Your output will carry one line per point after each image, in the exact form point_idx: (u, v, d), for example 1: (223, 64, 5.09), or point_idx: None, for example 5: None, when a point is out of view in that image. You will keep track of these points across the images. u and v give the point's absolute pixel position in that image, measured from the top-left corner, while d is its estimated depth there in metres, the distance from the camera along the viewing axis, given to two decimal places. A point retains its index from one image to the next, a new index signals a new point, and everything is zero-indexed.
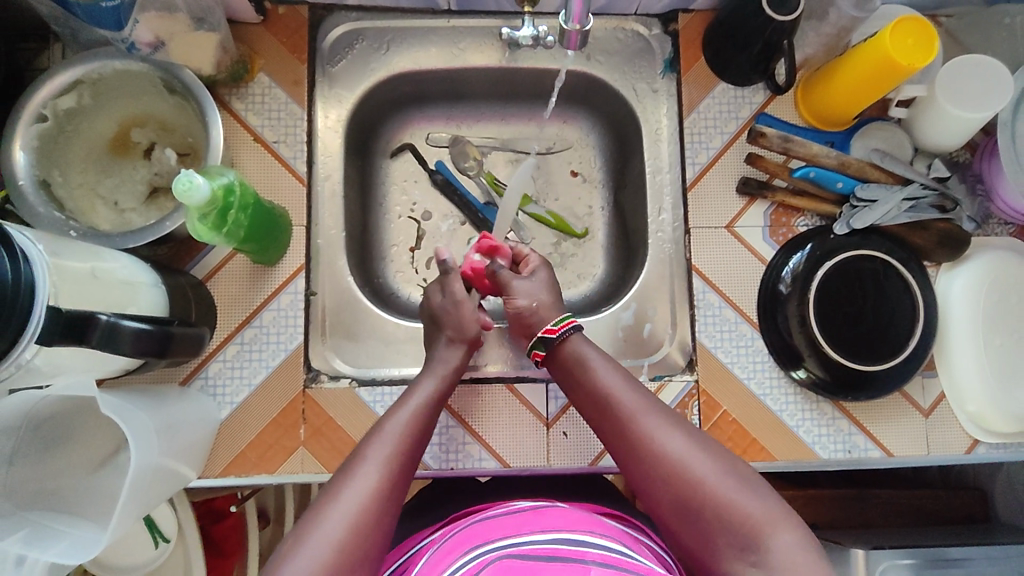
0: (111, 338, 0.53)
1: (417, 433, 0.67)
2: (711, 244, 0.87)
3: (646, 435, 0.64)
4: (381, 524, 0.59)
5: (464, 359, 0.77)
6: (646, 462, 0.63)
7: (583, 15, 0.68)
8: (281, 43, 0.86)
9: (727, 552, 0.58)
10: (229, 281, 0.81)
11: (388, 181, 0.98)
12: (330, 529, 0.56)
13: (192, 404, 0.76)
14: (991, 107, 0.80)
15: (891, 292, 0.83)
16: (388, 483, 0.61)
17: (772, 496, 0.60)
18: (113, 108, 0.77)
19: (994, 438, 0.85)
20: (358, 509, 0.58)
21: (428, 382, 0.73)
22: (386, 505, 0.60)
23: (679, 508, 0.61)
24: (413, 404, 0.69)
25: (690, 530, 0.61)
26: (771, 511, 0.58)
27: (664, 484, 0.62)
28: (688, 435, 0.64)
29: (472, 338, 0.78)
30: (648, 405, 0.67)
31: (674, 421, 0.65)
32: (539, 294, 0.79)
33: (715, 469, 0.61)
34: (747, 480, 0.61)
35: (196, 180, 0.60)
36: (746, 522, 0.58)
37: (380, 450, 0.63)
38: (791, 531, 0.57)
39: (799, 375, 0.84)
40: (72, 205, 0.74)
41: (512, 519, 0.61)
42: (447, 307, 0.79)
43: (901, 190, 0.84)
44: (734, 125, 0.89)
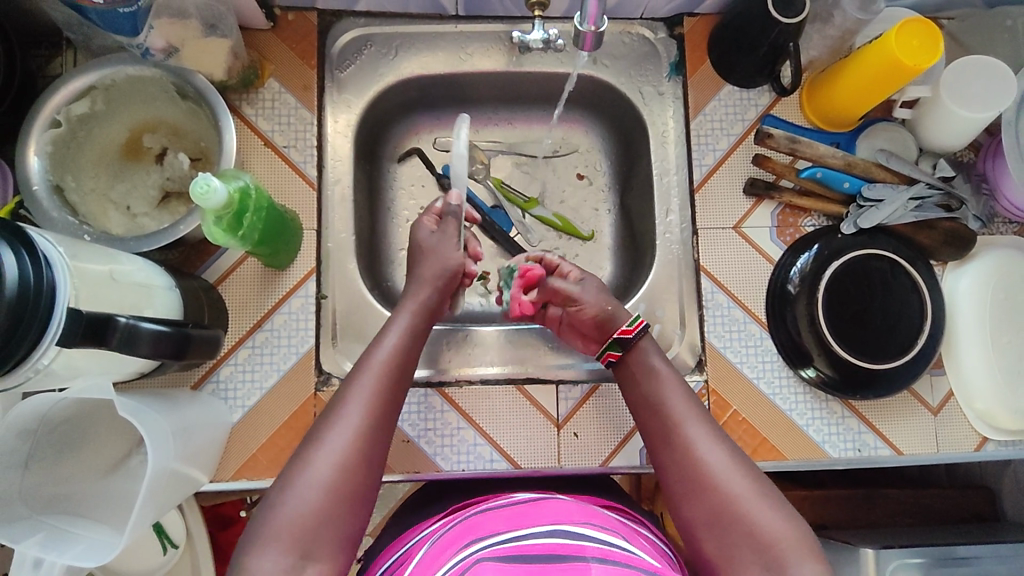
0: (129, 339, 0.53)
1: (398, 371, 0.67)
2: (719, 245, 0.88)
3: (693, 447, 0.64)
4: (369, 462, 0.61)
5: (443, 287, 0.76)
6: (685, 472, 0.64)
7: (598, 16, 0.69)
8: (291, 49, 0.87)
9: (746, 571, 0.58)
10: (240, 286, 0.82)
11: (396, 186, 0.99)
12: (317, 470, 0.58)
13: (206, 407, 0.76)
14: (995, 107, 0.80)
15: (898, 291, 0.84)
16: (370, 423, 0.62)
17: (799, 519, 0.59)
18: (126, 114, 0.78)
19: (1002, 435, 0.86)
20: (344, 453, 0.60)
21: (403, 318, 0.73)
22: (370, 448, 0.61)
23: (708, 523, 0.61)
24: (387, 343, 0.69)
25: (713, 545, 0.60)
26: (797, 536, 0.58)
27: (699, 496, 0.62)
28: (730, 451, 0.64)
29: (454, 271, 0.78)
30: (699, 417, 0.67)
31: (719, 435, 0.66)
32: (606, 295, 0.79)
33: (747, 488, 0.61)
34: (777, 501, 0.60)
35: (213, 183, 0.60)
36: (772, 544, 0.57)
37: (362, 394, 0.64)
38: (815, 561, 0.56)
39: (808, 374, 0.84)
40: (84, 210, 0.74)
41: (514, 513, 0.61)
42: (437, 244, 0.78)
43: (908, 189, 0.84)
44: (741, 127, 0.90)
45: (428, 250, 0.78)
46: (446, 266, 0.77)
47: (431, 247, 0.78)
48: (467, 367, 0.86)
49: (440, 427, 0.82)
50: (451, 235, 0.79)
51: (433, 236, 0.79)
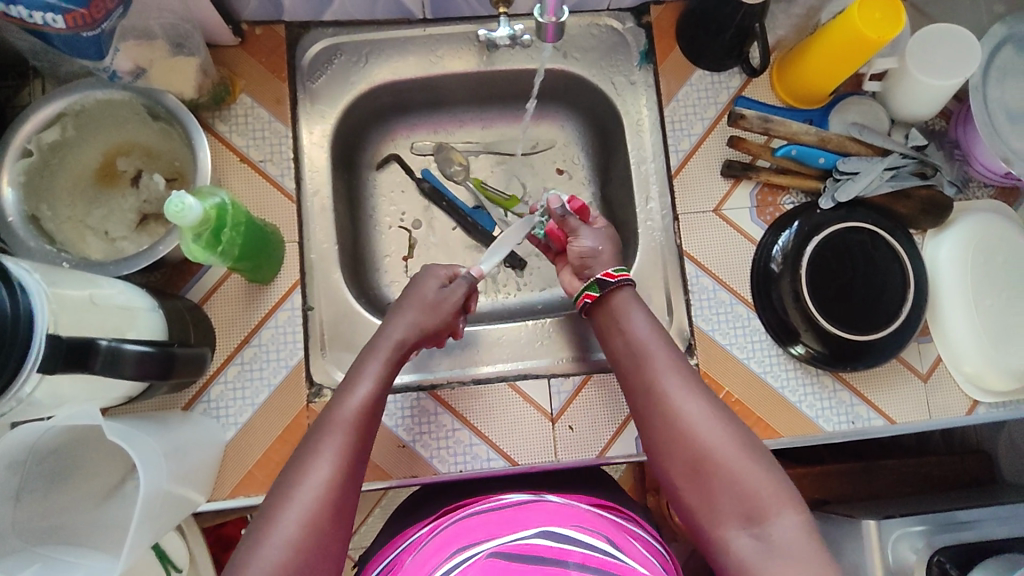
0: (112, 362, 0.53)
1: (366, 421, 0.65)
2: (701, 229, 0.88)
3: (670, 398, 0.64)
4: (340, 519, 0.58)
5: (418, 343, 0.76)
6: (664, 424, 0.64)
7: (558, 7, 0.69)
8: (260, 63, 0.87)
9: (726, 522, 0.59)
10: (225, 304, 0.81)
11: (376, 193, 0.99)
12: (284, 530, 0.55)
13: (197, 427, 0.76)
14: (961, 74, 0.81)
15: (880, 262, 0.85)
16: (340, 477, 0.60)
17: (778, 470, 0.60)
18: (98, 139, 0.78)
19: (991, 397, 0.87)
20: (312, 508, 0.57)
21: (375, 365, 0.70)
22: (340, 505, 0.59)
23: (687, 473, 0.62)
24: (360, 391, 0.67)
25: (693, 495, 0.61)
26: (778, 487, 0.59)
27: (677, 446, 0.62)
28: (709, 400, 0.64)
29: (440, 330, 0.78)
30: (678, 365, 0.67)
31: (696, 383, 0.65)
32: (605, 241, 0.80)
33: (728, 438, 0.61)
34: (756, 451, 0.61)
35: (187, 202, 0.59)
36: (751, 496, 0.58)
37: (332, 445, 0.62)
38: (795, 512, 0.58)
39: (797, 351, 0.85)
40: (62, 238, 0.74)
41: (499, 518, 0.61)
42: (437, 298, 0.78)
43: (882, 160, 0.85)
44: (714, 111, 0.90)
45: (426, 304, 0.77)
46: (434, 326, 0.77)
47: (433, 303, 0.78)
48: (484, 363, 0.87)
49: (435, 430, 0.82)
50: (460, 299, 0.79)
51: (438, 289, 0.79)
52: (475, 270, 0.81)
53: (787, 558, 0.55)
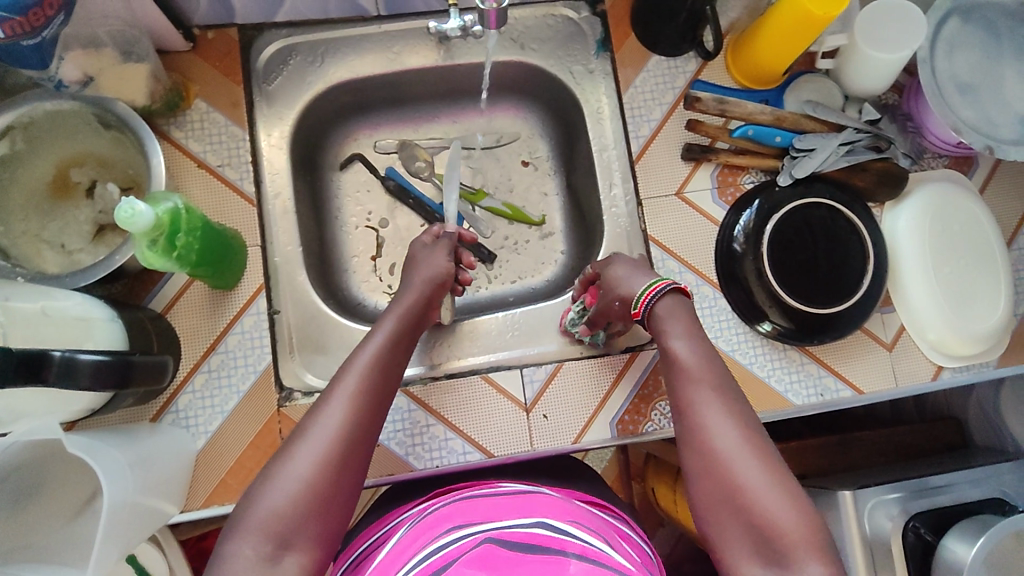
0: (67, 374, 0.53)
1: (384, 372, 0.69)
2: (664, 213, 0.89)
3: (708, 429, 0.63)
4: (353, 456, 0.61)
5: (428, 293, 0.80)
6: (697, 453, 0.63)
7: None
8: (213, 67, 0.86)
9: (747, 558, 0.58)
10: (189, 312, 0.81)
11: (342, 194, 0.99)
12: (298, 467, 0.59)
13: (166, 437, 0.75)
14: (909, 46, 0.82)
15: (840, 235, 0.86)
16: (354, 418, 0.63)
17: (810, 512, 0.58)
18: (49, 152, 0.76)
19: (956, 362, 0.89)
20: (326, 445, 0.60)
21: (389, 319, 0.75)
22: (354, 446, 0.62)
23: (716, 506, 0.61)
24: (376, 341, 0.72)
25: (716, 528, 0.60)
26: (806, 532, 0.57)
27: (709, 478, 0.61)
28: (747, 434, 0.62)
29: (442, 279, 0.81)
30: (720, 393, 0.65)
31: (737, 413, 0.64)
32: (623, 278, 0.77)
33: (761, 477, 0.60)
34: (791, 491, 0.59)
35: (138, 207, 0.58)
36: (777, 537, 0.57)
37: (347, 391, 0.65)
38: (821, 561, 0.56)
39: (765, 328, 0.86)
40: (17, 253, 0.72)
41: (503, 504, 0.62)
42: (426, 256, 0.84)
43: (836, 136, 0.86)
44: (672, 96, 0.91)
45: (419, 262, 0.83)
46: (433, 275, 0.81)
47: (422, 257, 0.84)
48: (447, 361, 0.88)
49: (409, 426, 0.82)
50: (446, 250, 0.85)
51: (426, 249, 0.85)
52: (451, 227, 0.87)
53: None
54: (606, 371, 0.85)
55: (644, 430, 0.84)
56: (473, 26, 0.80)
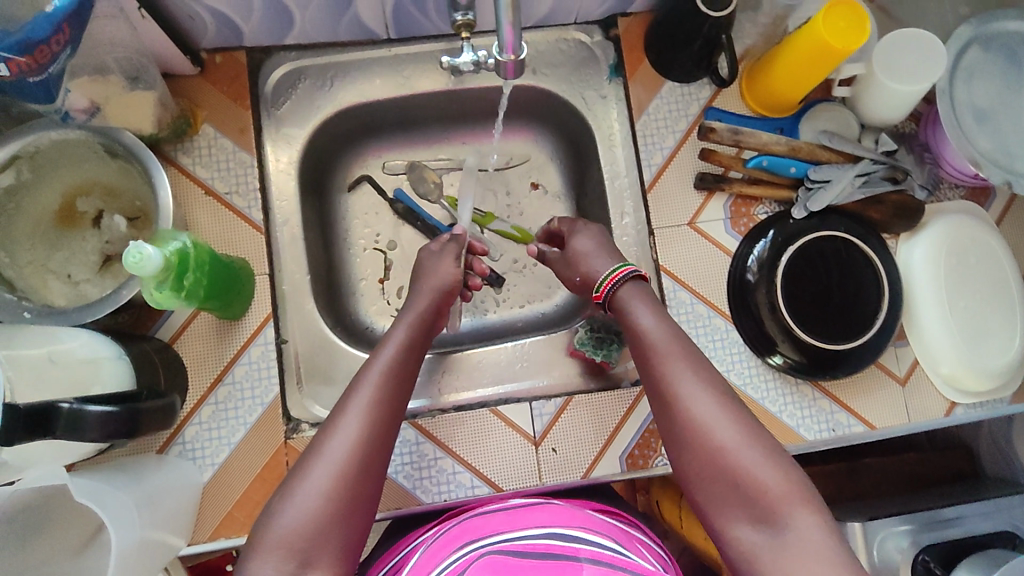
0: (75, 424, 0.52)
1: (397, 379, 0.69)
2: (676, 244, 0.88)
3: (682, 399, 0.63)
4: (372, 470, 0.62)
5: (435, 303, 0.80)
6: (675, 426, 0.63)
7: (517, 43, 0.59)
8: (221, 92, 0.84)
9: (738, 522, 0.58)
10: (197, 341, 0.80)
11: (350, 216, 0.97)
12: (315, 482, 0.59)
13: (172, 471, 0.75)
14: (930, 76, 0.81)
15: (855, 268, 0.85)
16: (371, 430, 0.63)
17: (792, 466, 0.59)
18: (56, 180, 0.75)
19: (969, 398, 0.88)
20: (345, 458, 0.61)
21: (400, 329, 0.75)
22: (369, 458, 0.62)
23: (701, 473, 0.61)
24: (388, 349, 0.72)
25: (704, 496, 0.60)
26: (791, 486, 0.57)
27: (690, 446, 0.61)
28: (722, 400, 0.63)
29: (450, 286, 0.81)
30: (691, 364, 0.65)
31: (709, 380, 0.64)
32: (585, 257, 0.80)
33: (740, 438, 0.60)
34: (771, 448, 0.60)
35: (146, 251, 0.57)
36: (763, 496, 0.57)
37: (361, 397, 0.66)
38: (810, 512, 0.56)
39: (775, 361, 0.85)
40: (23, 284, 0.72)
41: (510, 516, 0.62)
42: (434, 264, 0.84)
43: (853, 167, 0.85)
44: (685, 123, 0.90)
45: (428, 272, 0.83)
46: (443, 283, 0.81)
47: (431, 266, 0.84)
48: (452, 392, 0.87)
49: (417, 459, 0.81)
50: (453, 255, 0.84)
51: (434, 257, 0.85)
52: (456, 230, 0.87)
53: (801, 557, 0.54)
54: (616, 405, 0.84)
55: (655, 464, 0.83)
56: (488, 60, 0.68)
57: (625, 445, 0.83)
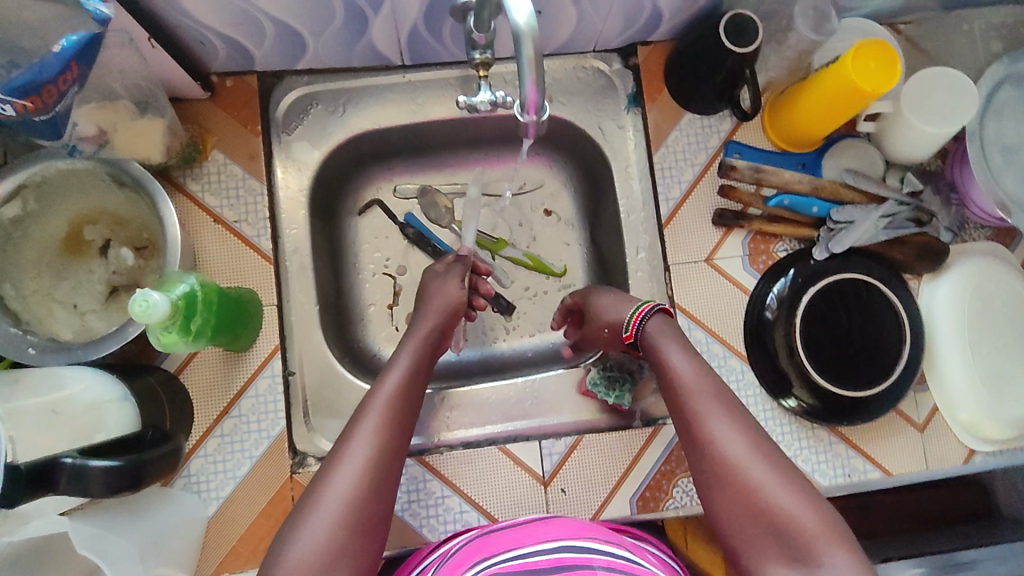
0: (78, 479, 0.52)
1: (405, 403, 0.68)
2: (692, 281, 0.86)
3: (714, 436, 0.62)
4: (380, 497, 0.61)
5: (441, 325, 0.79)
6: (706, 465, 0.62)
7: (537, 99, 0.51)
8: (231, 117, 0.83)
9: (775, 565, 0.56)
10: (203, 373, 0.79)
11: (359, 240, 0.95)
12: (326, 511, 0.58)
13: (172, 509, 0.74)
14: (962, 118, 0.78)
15: (876, 313, 0.83)
16: (378, 455, 0.62)
17: (826, 506, 0.57)
18: (62, 208, 0.73)
19: (988, 446, 0.86)
20: (354, 485, 0.60)
21: (407, 352, 0.74)
22: (379, 485, 0.61)
23: (733, 514, 0.59)
24: (397, 373, 0.71)
25: (739, 539, 0.58)
26: (825, 524, 0.55)
27: (722, 487, 0.60)
28: (753, 438, 0.62)
29: (455, 308, 0.80)
30: (722, 404, 0.65)
31: (739, 418, 0.63)
32: (613, 300, 0.80)
33: (771, 476, 0.59)
34: (802, 487, 0.58)
35: (152, 297, 0.57)
36: (798, 534, 0.55)
37: (373, 421, 0.65)
38: (847, 552, 0.54)
39: (789, 404, 0.83)
40: (29, 315, 0.70)
41: (518, 532, 0.62)
42: (439, 285, 0.82)
43: (878, 207, 0.83)
44: (704, 156, 0.88)
45: (432, 292, 0.82)
46: (447, 306, 0.80)
47: (436, 288, 0.82)
48: (459, 428, 0.86)
49: (424, 497, 0.80)
50: (461, 277, 0.83)
51: (439, 278, 0.83)
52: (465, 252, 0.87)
53: None
54: (626, 445, 0.83)
55: (666, 507, 0.82)
56: (507, 99, 0.65)
57: (635, 488, 0.81)
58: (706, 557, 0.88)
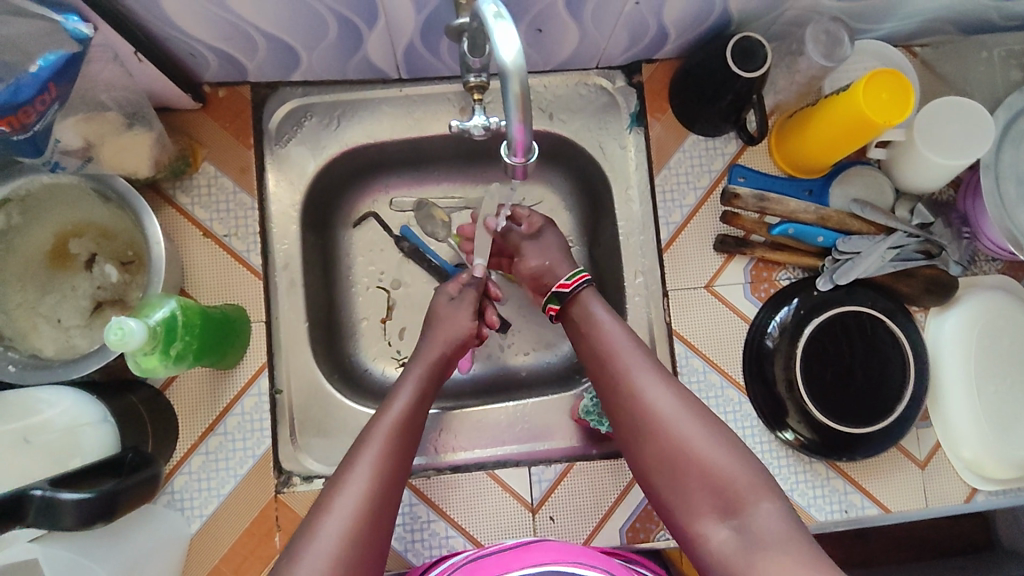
0: (47, 511, 0.52)
1: (406, 431, 0.67)
2: (691, 308, 0.84)
3: (641, 392, 0.64)
4: (380, 527, 0.60)
5: (446, 355, 0.77)
6: (636, 420, 0.64)
7: (527, 142, 0.53)
8: (224, 129, 0.82)
9: (705, 517, 0.58)
10: (188, 389, 0.78)
11: (354, 254, 0.92)
12: (325, 540, 0.56)
13: (155, 525, 0.73)
14: (974, 151, 0.75)
15: (880, 347, 0.80)
16: (378, 486, 0.61)
17: (752, 459, 0.60)
18: (47, 221, 0.72)
19: (992, 485, 0.83)
20: (354, 515, 0.59)
21: (412, 380, 0.73)
22: (377, 516, 0.60)
23: (663, 469, 0.61)
24: (401, 401, 0.70)
25: (671, 492, 0.60)
26: (751, 475, 0.58)
27: (652, 444, 0.62)
28: (682, 395, 0.64)
29: (463, 340, 0.78)
30: (650, 365, 0.67)
31: (668, 378, 0.66)
32: (552, 252, 0.81)
33: (701, 430, 0.61)
34: (731, 440, 0.61)
35: (128, 324, 0.57)
36: (725, 484, 0.58)
37: (377, 445, 0.64)
38: (773, 500, 0.57)
39: (787, 437, 0.81)
40: (11, 331, 0.69)
41: (505, 557, 0.60)
42: (448, 312, 0.80)
43: (886, 239, 0.80)
44: (708, 179, 0.85)
45: (442, 318, 0.80)
46: (455, 336, 0.78)
47: (446, 313, 0.80)
48: (450, 450, 0.84)
49: (410, 521, 0.79)
50: (471, 304, 0.80)
51: (450, 303, 0.81)
52: (479, 271, 0.82)
53: (767, 541, 0.53)
54: (617, 473, 0.81)
55: (656, 538, 0.80)
56: (501, 126, 0.62)
57: (625, 518, 0.80)
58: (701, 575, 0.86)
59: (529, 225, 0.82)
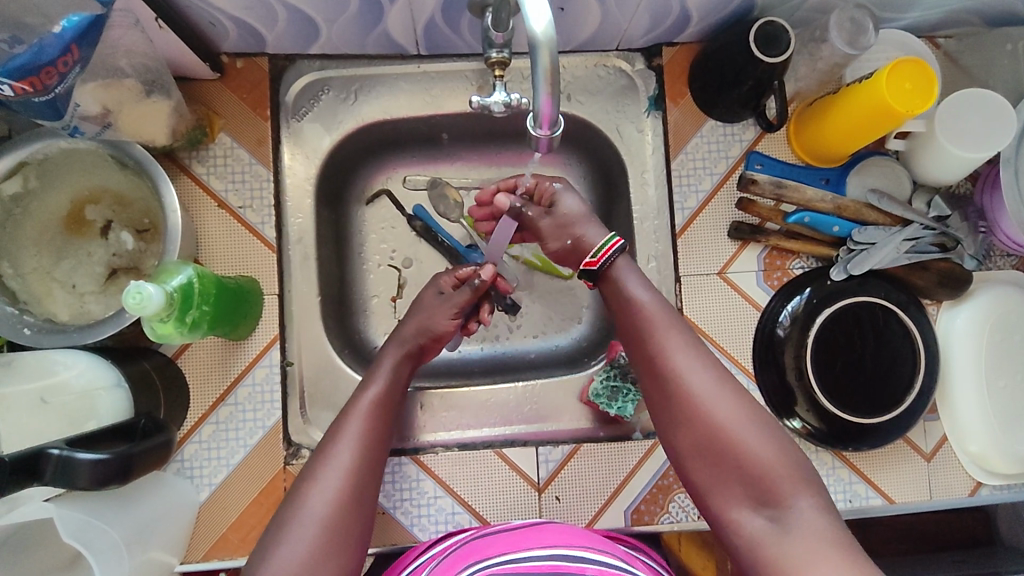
0: (63, 471, 0.52)
1: (384, 414, 0.68)
2: (702, 294, 0.84)
3: (680, 374, 0.63)
4: (361, 502, 0.61)
5: (421, 344, 0.76)
6: (672, 399, 0.63)
7: (553, 117, 0.53)
8: (241, 99, 0.81)
9: (739, 506, 0.58)
10: (200, 359, 0.78)
11: (365, 230, 0.92)
12: (311, 513, 0.58)
13: (167, 492, 0.73)
14: (995, 144, 0.75)
15: (891, 339, 0.80)
16: (360, 464, 0.63)
17: (792, 448, 0.59)
18: (64, 186, 0.72)
19: (996, 479, 0.84)
20: (336, 492, 0.60)
21: (387, 364, 0.72)
22: (358, 493, 0.61)
23: (698, 452, 0.61)
24: (377, 385, 0.69)
25: (704, 476, 0.60)
26: (791, 467, 0.57)
27: (688, 428, 0.61)
28: (721, 376, 0.62)
29: (439, 334, 0.77)
30: (690, 345, 0.64)
31: (708, 358, 0.64)
32: (569, 226, 0.76)
33: (738, 416, 0.60)
34: (770, 429, 0.60)
35: (146, 290, 0.57)
36: (762, 476, 0.57)
37: (352, 434, 0.64)
38: (811, 495, 0.56)
39: (794, 425, 0.81)
40: (27, 295, 0.69)
41: (512, 537, 0.60)
42: (429, 303, 0.77)
43: (901, 231, 0.80)
44: (724, 165, 0.85)
45: (423, 307, 0.77)
46: (430, 327, 0.76)
47: (429, 305, 0.77)
48: (456, 429, 0.85)
49: (416, 496, 0.80)
50: (460, 304, 0.77)
51: (434, 296, 0.78)
52: (489, 273, 0.78)
53: (802, 538, 0.53)
54: (623, 456, 0.82)
55: (660, 521, 0.80)
56: (523, 102, 0.62)
57: (631, 500, 0.80)
58: (699, 560, 0.86)
59: (546, 198, 0.78)
